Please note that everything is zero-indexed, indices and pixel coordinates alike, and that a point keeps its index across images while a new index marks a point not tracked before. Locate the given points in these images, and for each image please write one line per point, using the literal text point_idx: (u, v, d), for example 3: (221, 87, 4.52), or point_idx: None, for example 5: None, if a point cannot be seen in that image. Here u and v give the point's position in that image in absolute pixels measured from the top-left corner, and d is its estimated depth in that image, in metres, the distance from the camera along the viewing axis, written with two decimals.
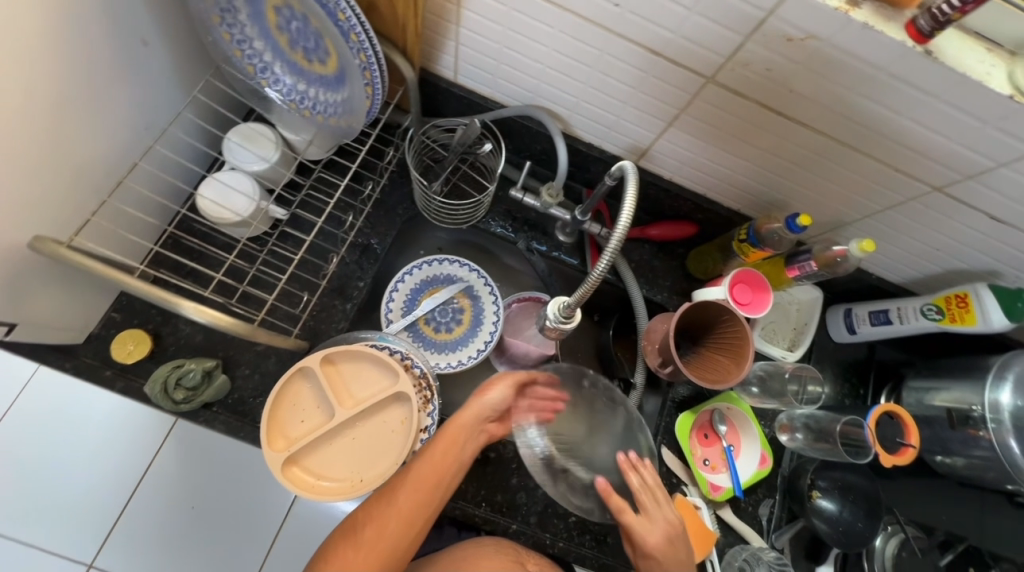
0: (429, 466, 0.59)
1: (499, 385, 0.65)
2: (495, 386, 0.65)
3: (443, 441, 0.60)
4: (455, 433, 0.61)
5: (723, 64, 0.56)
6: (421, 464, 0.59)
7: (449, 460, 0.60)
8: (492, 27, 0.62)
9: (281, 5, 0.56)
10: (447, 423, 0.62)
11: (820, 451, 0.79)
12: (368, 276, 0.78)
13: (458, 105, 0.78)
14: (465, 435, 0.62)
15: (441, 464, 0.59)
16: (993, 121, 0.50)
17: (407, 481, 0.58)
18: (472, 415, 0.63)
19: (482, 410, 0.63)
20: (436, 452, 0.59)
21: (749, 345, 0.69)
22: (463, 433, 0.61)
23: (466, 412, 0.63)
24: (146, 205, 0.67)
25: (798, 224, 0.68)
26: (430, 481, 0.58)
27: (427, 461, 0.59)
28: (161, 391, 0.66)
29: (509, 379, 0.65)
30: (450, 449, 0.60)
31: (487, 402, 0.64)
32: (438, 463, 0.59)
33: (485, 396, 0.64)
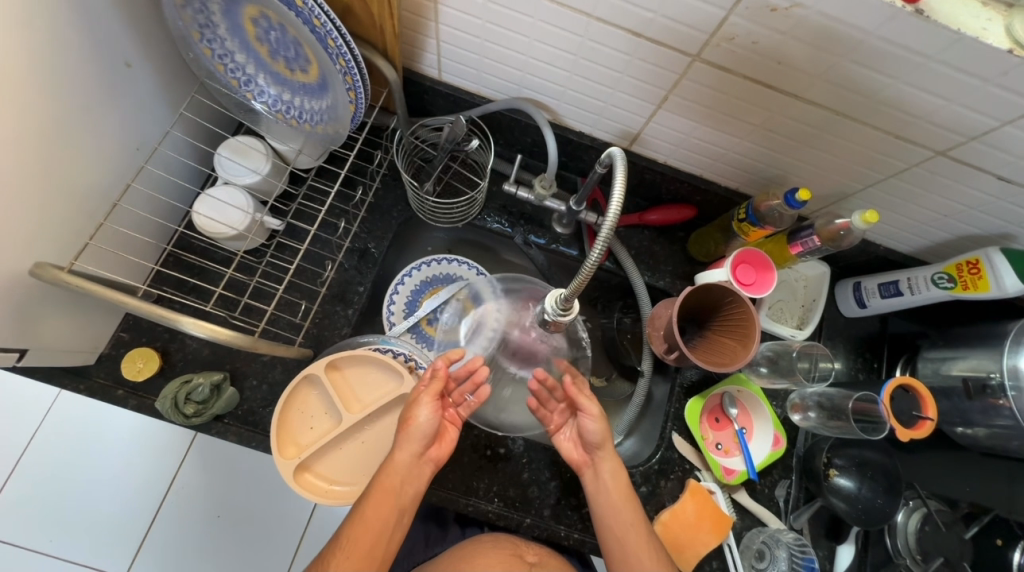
0: (361, 528, 0.58)
1: (426, 407, 0.62)
2: (421, 408, 0.62)
3: (376, 496, 0.59)
4: (388, 483, 0.60)
5: (709, 41, 0.54)
6: (352, 526, 0.58)
7: (386, 514, 0.59)
8: (471, 21, 0.62)
9: (258, 17, 0.56)
10: (377, 477, 0.60)
11: (835, 429, 0.77)
12: (367, 280, 0.78)
13: (445, 103, 0.78)
14: (401, 482, 0.60)
15: (375, 522, 0.58)
16: (994, 78, 0.48)
17: (341, 549, 0.57)
18: (405, 457, 0.61)
19: (414, 443, 0.62)
20: (371, 513, 0.58)
21: (755, 325, 0.68)
22: (397, 481, 0.60)
23: (397, 455, 0.61)
24: (143, 225, 0.68)
25: (797, 198, 0.67)
26: (364, 546, 0.57)
27: (360, 522, 0.58)
28: (172, 407, 0.66)
29: (428, 396, 0.63)
30: (384, 502, 0.59)
31: (417, 432, 0.62)
32: (370, 522, 0.58)
33: (412, 427, 0.62)
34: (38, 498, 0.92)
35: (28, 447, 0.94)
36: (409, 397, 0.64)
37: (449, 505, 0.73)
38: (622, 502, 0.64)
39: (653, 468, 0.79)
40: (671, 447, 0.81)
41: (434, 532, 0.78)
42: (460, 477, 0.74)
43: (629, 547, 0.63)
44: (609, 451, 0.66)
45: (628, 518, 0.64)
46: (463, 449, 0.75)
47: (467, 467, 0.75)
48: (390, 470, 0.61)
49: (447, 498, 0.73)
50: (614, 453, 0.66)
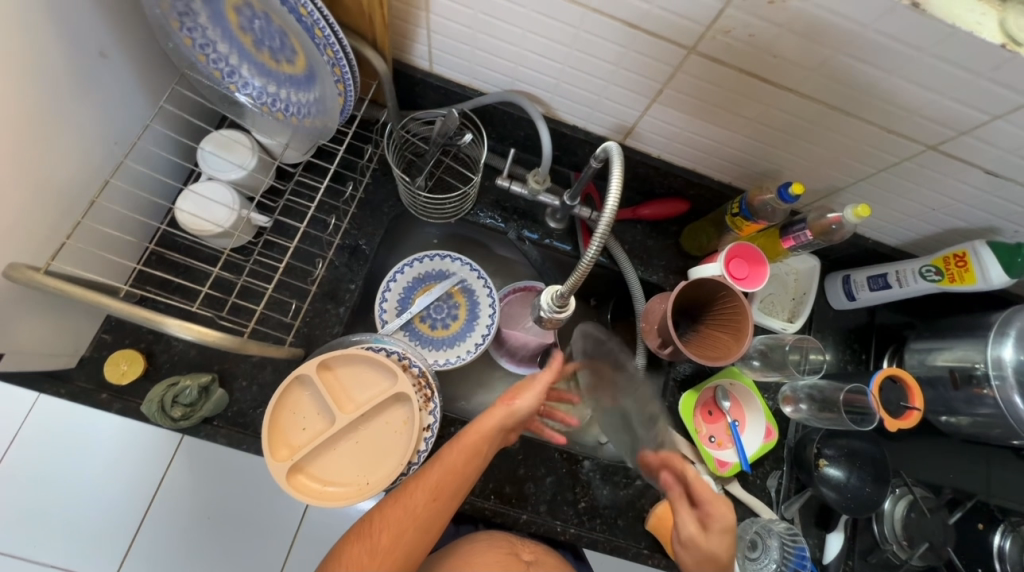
0: (446, 471, 0.57)
1: (530, 395, 0.62)
2: (525, 395, 0.62)
3: (465, 445, 0.58)
4: (475, 437, 0.59)
5: (704, 34, 0.54)
6: (435, 468, 0.57)
7: (470, 467, 0.58)
8: (463, 11, 0.60)
9: (241, 5, 0.54)
10: (467, 428, 0.59)
11: (827, 420, 0.78)
12: (359, 278, 0.77)
13: (436, 96, 0.76)
14: (488, 442, 0.59)
15: (459, 470, 0.57)
16: (986, 72, 0.48)
17: (423, 485, 0.56)
18: (498, 424, 0.60)
19: (508, 419, 0.61)
20: (454, 461, 0.57)
21: (749, 321, 0.69)
22: (485, 441, 0.59)
23: (491, 418, 0.60)
24: (123, 223, 0.65)
25: (790, 193, 0.67)
26: (446, 487, 0.57)
27: (443, 467, 0.57)
28: (158, 409, 0.64)
29: (541, 384, 0.63)
30: (471, 457, 0.58)
31: (516, 413, 0.61)
32: (455, 469, 0.57)
33: (516, 404, 0.62)
34: (18, 502, 0.89)
35: (5, 453, 0.90)
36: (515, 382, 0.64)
37: None
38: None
39: None
40: None
41: None
42: None
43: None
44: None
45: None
46: None
47: None
48: (479, 427, 0.60)
49: None
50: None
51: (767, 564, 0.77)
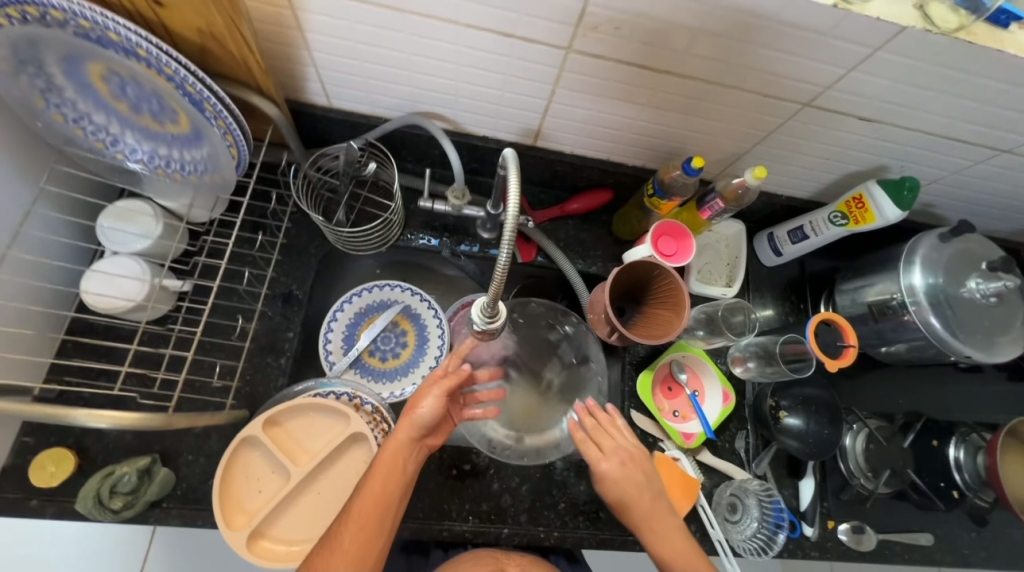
0: (368, 501, 0.57)
1: (432, 398, 0.61)
2: (426, 399, 0.61)
3: (380, 471, 0.58)
4: (391, 459, 0.59)
5: (575, 32, 0.56)
6: (359, 499, 0.57)
7: (392, 487, 0.58)
8: (343, 44, 0.60)
9: (106, 73, 0.52)
10: (380, 450, 0.60)
11: (772, 374, 0.83)
12: (296, 325, 0.75)
13: (342, 130, 0.76)
14: (403, 457, 0.60)
15: (381, 494, 0.57)
16: (829, 31, 0.52)
17: (350, 519, 0.56)
18: (406, 439, 0.60)
19: (415, 428, 0.60)
20: (373, 488, 0.57)
21: (683, 293, 0.72)
22: (400, 456, 0.59)
23: (399, 433, 0.60)
24: (24, 317, 0.61)
25: (693, 166, 0.70)
26: (373, 514, 0.56)
27: (365, 495, 0.57)
28: (95, 506, 0.60)
29: (439, 388, 0.62)
30: (391, 476, 0.58)
31: (420, 419, 0.60)
32: (377, 495, 0.57)
33: (417, 412, 0.61)
34: None
35: None
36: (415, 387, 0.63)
37: (423, 534, 0.71)
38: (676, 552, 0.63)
39: None
40: (632, 425, 0.82)
41: (414, 560, 0.78)
42: (429, 503, 0.73)
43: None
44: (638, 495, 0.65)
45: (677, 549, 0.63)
46: (429, 474, 0.74)
47: (436, 492, 0.73)
48: (392, 446, 0.60)
49: (420, 527, 0.71)
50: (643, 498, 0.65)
51: (749, 523, 0.79)
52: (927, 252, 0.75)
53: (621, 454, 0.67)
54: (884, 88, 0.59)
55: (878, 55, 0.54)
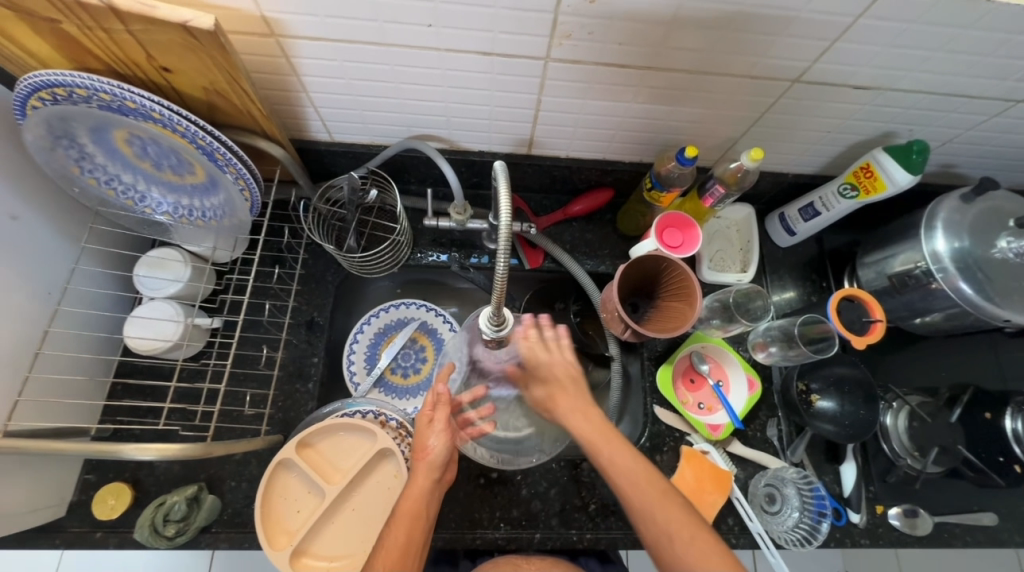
0: (391, 551, 0.57)
1: (438, 435, 0.65)
2: (435, 436, 0.65)
3: (402, 512, 0.60)
4: (411, 500, 0.61)
5: (551, 42, 0.57)
6: (379, 552, 0.57)
7: (415, 536, 0.59)
8: (335, 82, 0.64)
9: (129, 137, 0.58)
10: (401, 499, 0.62)
11: (797, 357, 0.79)
12: (320, 350, 0.79)
13: (346, 161, 0.80)
14: (424, 503, 0.62)
15: (405, 544, 0.58)
16: (805, 7, 0.51)
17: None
18: (425, 481, 0.63)
19: (431, 469, 0.64)
20: (396, 538, 0.58)
21: (693, 283, 0.72)
22: (421, 503, 0.61)
23: (418, 477, 0.63)
24: (76, 364, 0.67)
25: (686, 156, 0.69)
26: (395, 567, 0.56)
27: (386, 546, 0.57)
28: (152, 533, 0.65)
29: (443, 424, 0.65)
30: (413, 524, 0.59)
31: (433, 458, 0.64)
32: (400, 545, 0.57)
33: (429, 451, 0.64)
34: None
35: None
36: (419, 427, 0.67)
37: (457, 543, 0.73)
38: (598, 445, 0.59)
39: (645, 446, 0.80)
40: (656, 420, 0.81)
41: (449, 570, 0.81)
42: (461, 513, 0.74)
43: (622, 477, 0.56)
44: (559, 402, 0.63)
45: (599, 434, 0.59)
46: (459, 484, 0.75)
47: (466, 501, 0.75)
48: (411, 492, 0.62)
49: (454, 536, 0.73)
50: (567, 403, 0.62)
51: (790, 514, 0.76)
52: (949, 215, 0.71)
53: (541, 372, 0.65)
54: (874, 55, 0.58)
55: (861, 22, 0.53)
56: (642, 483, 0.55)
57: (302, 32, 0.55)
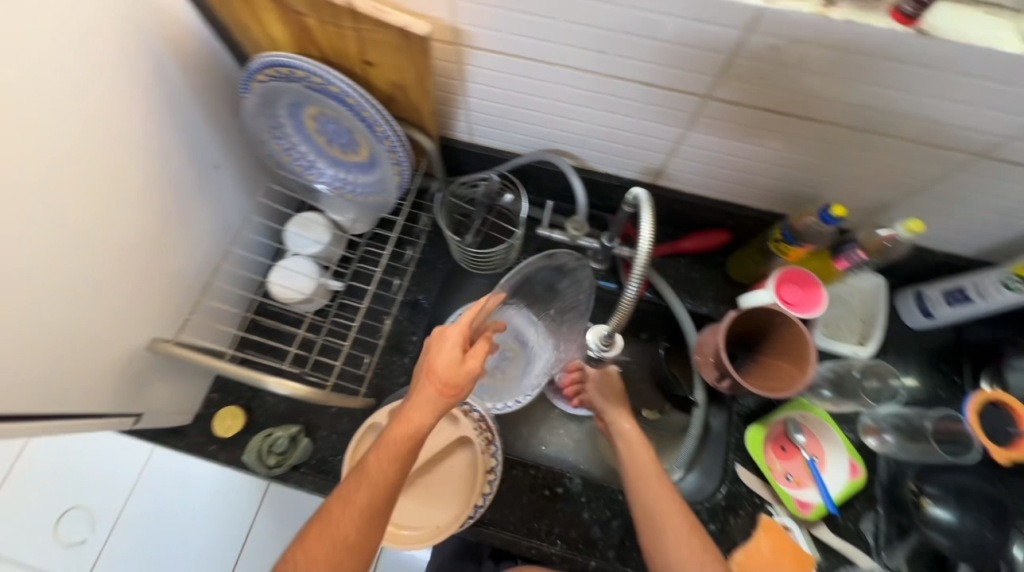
0: (375, 482, 0.50)
1: (467, 370, 0.54)
2: (460, 370, 0.54)
3: (392, 449, 0.52)
4: (405, 438, 0.52)
5: (717, 82, 0.58)
6: (365, 479, 0.51)
7: (399, 472, 0.52)
8: (494, 90, 0.69)
9: (318, 114, 0.67)
10: (395, 428, 0.52)
11: (917, 452, 0.73)
12: (420, 329, 0.85)
13: (477, 161, 0.85)
14: (418, 439, 0.53)
15: (389, 478, 0.51)
16: (1018, 80, 0.48)
17: (350, 504, 0.49)
18: (426, 415, 0.53)
19: (443, 403, 0.54)
20: (383, 466, 0.51)
21: (808, 347, 0.68)
22: (415, 439, 0.53)
23: (422, 410, 0.53)
24: (229, 297, 0.79)
25: (832, 215, 0.66)
26: (374, 501, 0.50)
27: (372, 477, 0.51)
28: (256, 458, 0.73)
29: (468, 359, 0.55)
30: (402, 456, 0.52)
31: (450, 391, 0.54)
32: (386, 477, 0.51)
33: (449, 384, 0.54)
34: (140, 543, 1.04)
35: (130, 502, 1.05)
36: (437, 350, 0.55)
37: (513, 547, 0.74)
38: (638, 449, 0.62)
39: (719, 504, 0.76)
40: (736, 480, 0.77)
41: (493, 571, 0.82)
42: (521, 519, 0.75)
43: (646, 487, 0.58)
44: (618, 410, 0.68)
45: (629, 440, 0.64)
46: (523, 490, 0.77)
47: (528, 508, 0.76)
48: (406, 425, 0.52)
49: (510, 540, 0.74)
50: (625, 413, 0.68)
51: None
52: None
53: (606, 384, 0.70)
54: None
55: None
56: (654, 481, 0.58)
57: (484, 43, 0.60)
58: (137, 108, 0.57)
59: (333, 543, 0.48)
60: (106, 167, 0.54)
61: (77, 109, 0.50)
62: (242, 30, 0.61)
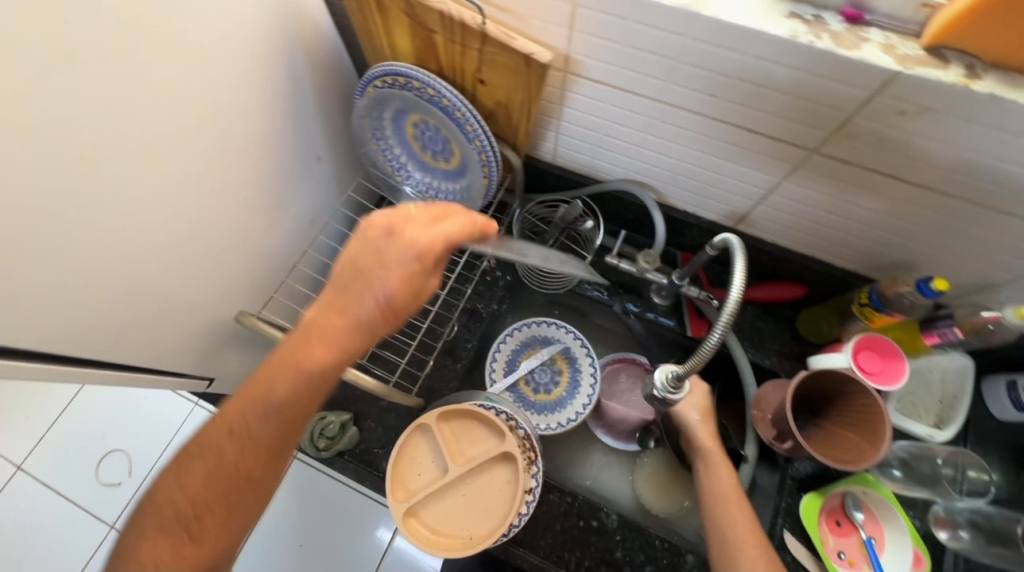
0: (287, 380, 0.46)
1: (416, 273, 0.49)
2: (409, 272, 0.49)
3: (312, 348, 0.47)
4: (330, 335, 0.48)
5: (829, 138, 0.56)
6: (277, 372, 0.47)
7: (319, 371, 0.47)
8: (590, 118, 0.70)
9: (419, 121, 0.70)
10: (322, 324, 0.48)
11: (999, 558, 0.66)
12: (475, 337, 0.86)
13: (555, 182, 0.86)
14: (344, 339, 0.48)
15: (306, 377, 0.47)
16: None
17: (261, 400, 0.46)
18: (359, 315, 0.48)
19: (382, 304, 0.48)
20: (301, 363, 0.47)
21: (883, 422, 0.64)
22: (342, 340, 0.48)
23: (356, 311, 0.48)
24: (304, 280, 0.83)
25: (932, 288, 0.62)
26: (285, 402, 0.46)
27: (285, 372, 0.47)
28: (308, 439, 0.77)
29: (419, 264, 0.49)
30: (324, 353, 0.47)
31: (391, 296, 0.48)
32: (300, 375, 0.47)
33: (393, 289, 0.48)
34: None
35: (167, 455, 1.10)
36: (385, 247, 0.49)
37: None
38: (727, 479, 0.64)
39: None
40: (782, 548, 0.72)
41: None
42: (551, 545, 0.74)
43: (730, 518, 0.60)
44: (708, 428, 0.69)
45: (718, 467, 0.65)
46: (557, 517, 0.75)
47: (560, 536, 0.74)
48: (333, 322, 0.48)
49: (538, 565, 0.73)
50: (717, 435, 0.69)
51: None
52: None
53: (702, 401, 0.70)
54: None
55: None
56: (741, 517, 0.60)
57: (592, 73, 0.62)
58: (265, 97, 0.61)
59: (221, 471, 0.45)
60: (232, 149, 0.59)
61: (223, 97, 0.55)
62: (368, 38, 0.65)
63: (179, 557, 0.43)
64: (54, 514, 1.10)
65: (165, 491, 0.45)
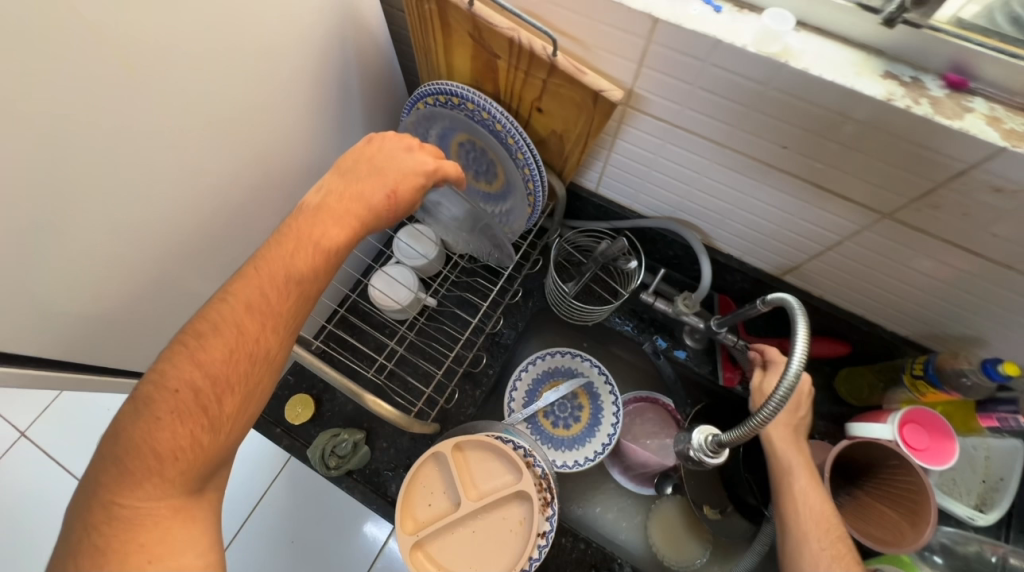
0: (312, 247, 0.45)
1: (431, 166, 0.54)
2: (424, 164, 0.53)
3: (331, 219, 0.47)
4: (350, 210, 0.48)
5: (906, 205, 0.53)
6: (296, 242, 0.45)
7: (339, 241, 0.47)
8: (643, 153, 0.66)
9: (465, 142, 0.67)
10: (337, 199, 0.48)
11: None
12: (497, 364, 0.84)
13: (595, 211, 0.83)
14: (364, 213, 0.49)
15: (330, 244, 0.46)
16: None
17: (285, 267, 0.43)
18: (376, 196, 0.50)
19: (407, 182, 0.51)
20: (325, 230, 0.46)
21: (930, 509, 0.59)
22: (364, 213, 0.49)
23: (372, 187, 0.50)
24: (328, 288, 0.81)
25: (1001, 370, 0.60)
26: (308, 270, 0.44)
27: (305, 239, 0.45)
28: (319, 456, 0.74)
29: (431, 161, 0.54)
30: (345, 221, 0.47)
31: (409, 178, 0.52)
32: (325, 243, 0.46)
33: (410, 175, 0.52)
34: None
35: None
36: (397, 143, 0.53)
37: None
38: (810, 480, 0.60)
39: None
40: None
41: None
42: None
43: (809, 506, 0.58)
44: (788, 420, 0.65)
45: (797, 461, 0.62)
46: (567, 563, 0.73)
47: None
48: (352, 198, 0.49)
49: None
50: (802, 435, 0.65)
51: None
52: None
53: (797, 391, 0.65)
54: None
55: None
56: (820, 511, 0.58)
57: (655, 111, 0.58)
58: (313, 107, 0.59)
59: (244, 344, 0.41)
60: (274, 158, 0.57)
61: (273, 107, 0.53)
62: (423, 55, 0.63)
63: (203, 438, 0.38)
64: (51, 490, 1.09)
65: (179, 369, 0.39)
